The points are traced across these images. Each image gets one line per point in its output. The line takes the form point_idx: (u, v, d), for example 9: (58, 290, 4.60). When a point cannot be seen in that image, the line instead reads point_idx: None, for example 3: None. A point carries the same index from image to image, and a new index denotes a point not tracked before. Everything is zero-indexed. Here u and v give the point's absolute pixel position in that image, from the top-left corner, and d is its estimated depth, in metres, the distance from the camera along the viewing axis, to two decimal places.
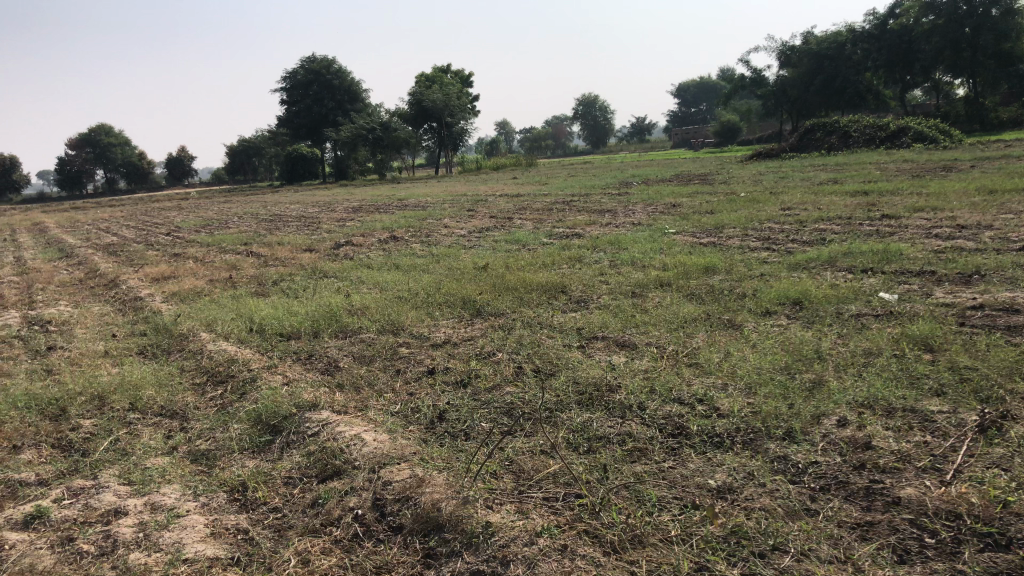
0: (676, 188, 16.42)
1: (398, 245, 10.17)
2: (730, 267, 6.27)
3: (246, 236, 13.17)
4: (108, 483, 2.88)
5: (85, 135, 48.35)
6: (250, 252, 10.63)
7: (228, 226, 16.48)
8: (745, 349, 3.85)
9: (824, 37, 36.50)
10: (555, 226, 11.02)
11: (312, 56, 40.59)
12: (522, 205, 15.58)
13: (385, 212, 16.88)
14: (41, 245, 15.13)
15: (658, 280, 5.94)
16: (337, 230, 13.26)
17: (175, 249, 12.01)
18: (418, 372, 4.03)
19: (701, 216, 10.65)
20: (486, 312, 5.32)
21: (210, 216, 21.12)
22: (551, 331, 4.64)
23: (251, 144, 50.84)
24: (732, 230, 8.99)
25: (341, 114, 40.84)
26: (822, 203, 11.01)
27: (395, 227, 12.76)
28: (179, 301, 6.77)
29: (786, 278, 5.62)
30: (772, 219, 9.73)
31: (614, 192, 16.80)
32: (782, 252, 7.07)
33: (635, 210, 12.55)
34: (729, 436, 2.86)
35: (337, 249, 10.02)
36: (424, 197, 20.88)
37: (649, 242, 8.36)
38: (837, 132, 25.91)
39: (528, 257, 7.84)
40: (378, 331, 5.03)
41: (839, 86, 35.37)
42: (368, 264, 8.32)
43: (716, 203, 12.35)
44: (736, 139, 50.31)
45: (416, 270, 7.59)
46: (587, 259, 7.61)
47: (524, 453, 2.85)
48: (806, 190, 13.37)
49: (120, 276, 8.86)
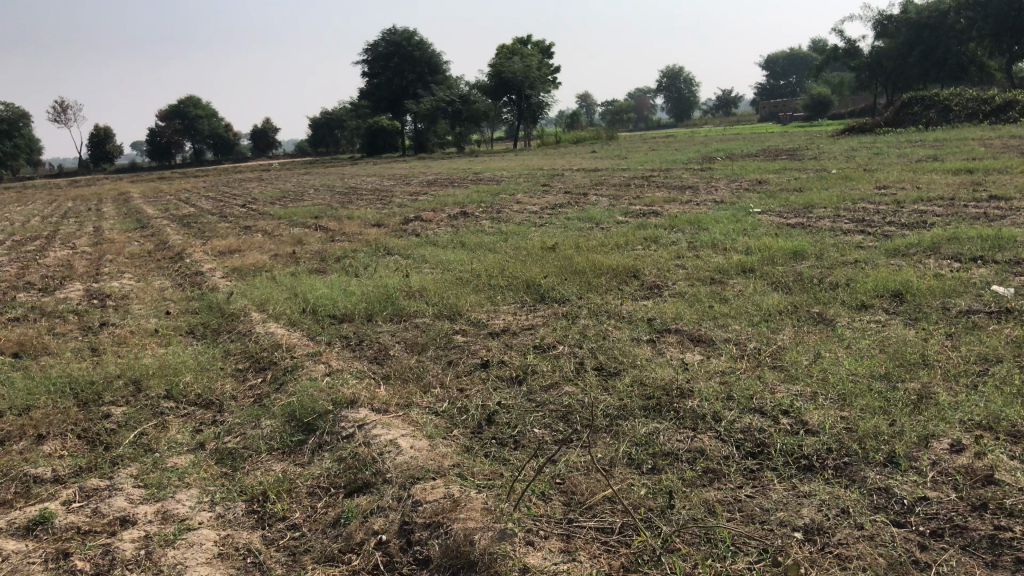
0: (762, 164, 15.69)
1: (468, 221, 9.88)
2: (820, 252, 5.75)
3: (317, 210, 13.10)
4: (124, 486, 2.63)
5: (175, 106, 49.18)
6: (319, 226, 10.50)
7: (302, 198, 16.51)
8: (836, 350, 3.40)
9: (925, 6, 34.62)
10: (632, 203, 10.56)
11: (392, 28, 40.64)
12: (599, 180, 15.11)
13: (459, 186, 16.63)
14: (122, 216, 15.40)
15: (739, 265, 5.48)
16: (410, 204, 13.05)
17: (247, 221, 11.99)
18: (472, 366, 3.70)
19: (788, 195, 10.05)
20: (551, 299, 4.96)
21: (287, 188, 21.28)
22: (618, 322, 4.26)
23: (333, 116, 51.27)
24: (822, 210, 8.39)
25: (422, 87, 40.80)
26: (921, 182, 10.28)
27: (466, 202, 12.47)
28: (238, 277, 6.61)
29: (883, 266, 5.09)
30: (866, 198, 9.09)
31: (696, 167, 16.18)
32: (879, 235, 6.49)
33: (717, 187, 11.98)
34: (818, 458, 2.44)
35: (406, 225, 9.79)
36: (500, 171, 20.55)
37: (731, 222, 7.85)
38: (937, 106, 24.51)
39: (601, 237, 7.44)
40: (435, 316, 4.73)
41: (939, 57, 33.45)
42: (435, 241, 8.05)
43: (804, 181, 11.68)
44: (827, 113, 48.40)
45: (483, 249, 7.26)
46: (663, 239, 7.16)
47: (578, 470, 2.49)
48: (904, 167, 12.56)
49: (187, 249, 8.81)
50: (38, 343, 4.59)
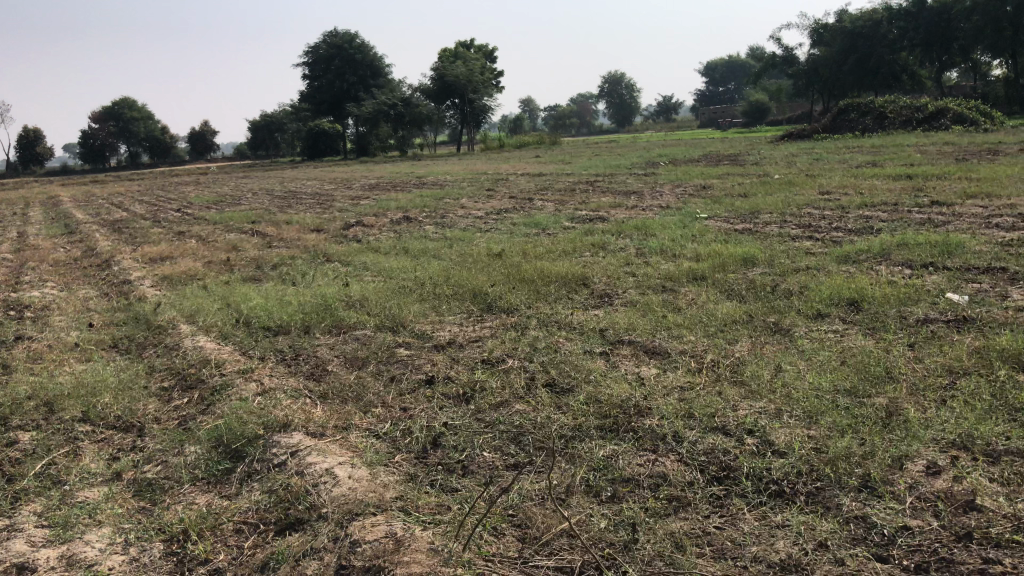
0: (706, 168, 15.74)
1: (411, 226, 9.62)
2: (771, 258, 5.66)
3: (254, 214, 12.69)
4: (26, 526, 2.35)
5: (108, 108, 47.84)
6: (256, 232, 10.14)
7: (240, 203, 16.05)
8: (797, 363, 3.27)
9: (859, 15, 35.42)
10: (578, 208, 10.43)
11: (334, 30, 40.16)
12: (544, 184, 14.97)
13: (401, 190, 16.32)
14: (49, 220, 14.78)
15: (690, 273, 5.35)
16: (351, 208, 12.73)
17: (181, 227, 11.54)
18: (416, 383, 3.47)
19: (733, 200, 10.02)
20: (498, 309, 4.76)
21: (224, 192, 20.75)
22: (570, 333, 4.08)
23: (274, 119, 50.40)
24: (769, 216, 8.34)
25: (364, 90, 40.33)
26: (863, 187, 10.34)
27: (410, 207, 12.21)
28: (168, 286, 6.27)
29: (835, 273, 5.01)
30: (810, 203, 9.09)
31: (640, 172, 16.16)
32: (827, 241, 6.44)
33: (662, 192, 11.93)
34: (788, 483, 2.28)
35: (346, 230, 9.51)
36: (444, 176, 20.31)
37: (678, 228, 7.75)
38: (873, 113, 24.99)
39: (548, 243, 7.27)
40: (376, 327, 4.49)
41: (873, 65, 34.23)
42: (377, 248, 7.79)
43: (748, 185, 11.69)
44: (766, 119, 49.15)
45: (427, 255, 7.04)
46: (611, 245, 7.02)
47: (532, 500, 2.29)
48: (844, 173, 12.67)
49: (115, 256, 8.40)
50: None
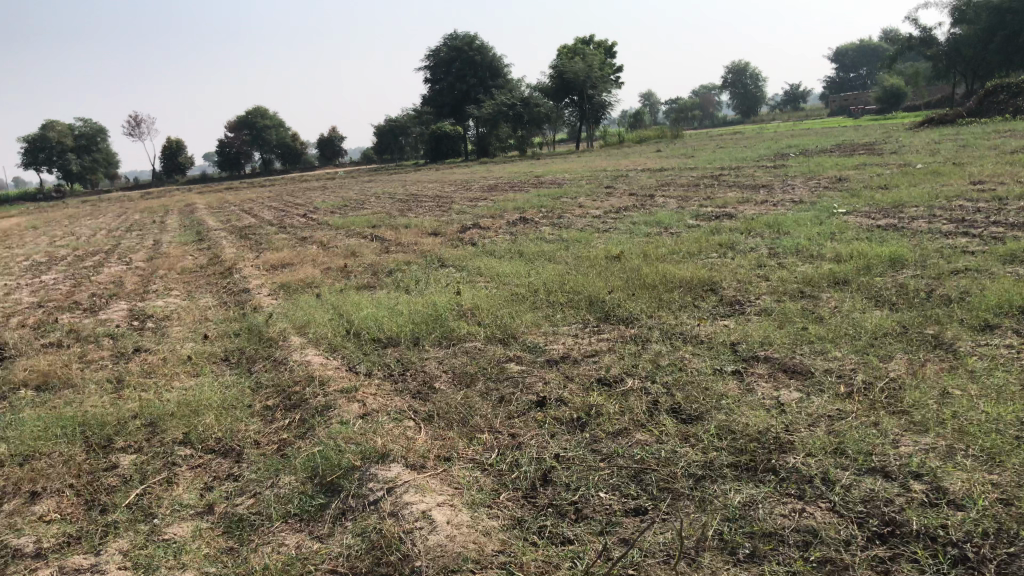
0: (839, 159, 14.84)
1: (528, 228, 9.39)
2: (922, 258, 5.09)
3: (375, 218, 12.77)
4: (110, 568, 2.19)
5: (243, 117, 50.11)
6: (375, 236, 10.15)
7: (363, 207, 16.28)
8: (967, 387, 2.80)
9: None
10: (702, 205, 9.93)
11: (454, 34, 40.66)
12: (666, 181, 14.45)
13: (519, 190, 16.13)
14: (184, 228, 15.39)
15: (830, 276, 4.85)
16: (469, 210, 12.62)
17: (303, 232, 11.70)
18: (526, 405, 3.19)
19: (872, 193, 9.30)
20: (617, 318, 4.42)
21: (349, 196, 21.16)
22: (696, 347, 3.71)
23: (397, 123, 51.40)
24: (915, 209, 7.65)
25: (483, 91, 40.55)
26: (1022, 175, 9.42)
27: (528, 207, 11.99)
28: (284, 295, 6.24)
29: (1002, 275, 4.42)
30: (961, 195, 8.31)
31: (768, 165, 15.40)
32: (987, 237, 5.78)
33: (793, 186, 11.25)
34: (973, 547, 1.87)
35: (463, 233, 9.37)
36: (563, 174, 20.04)
37: (813, 224, 7.19)
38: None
39: (671, 243, 6.87)
40: (488, 339, 4.25)
41: (1023, 43, 31.76)
42: (493, 251, 7.59)
43: (888, 177, 10.87)
44: (903, 105, 46.52)
45: (543, 259, 6.77)
46: (739, 245, 6.56)
47: (655, 558, 1.96)
48: (997, 159, 11.64)
49: (238, 263, 8.52)
50: (61, 373, 4.23)
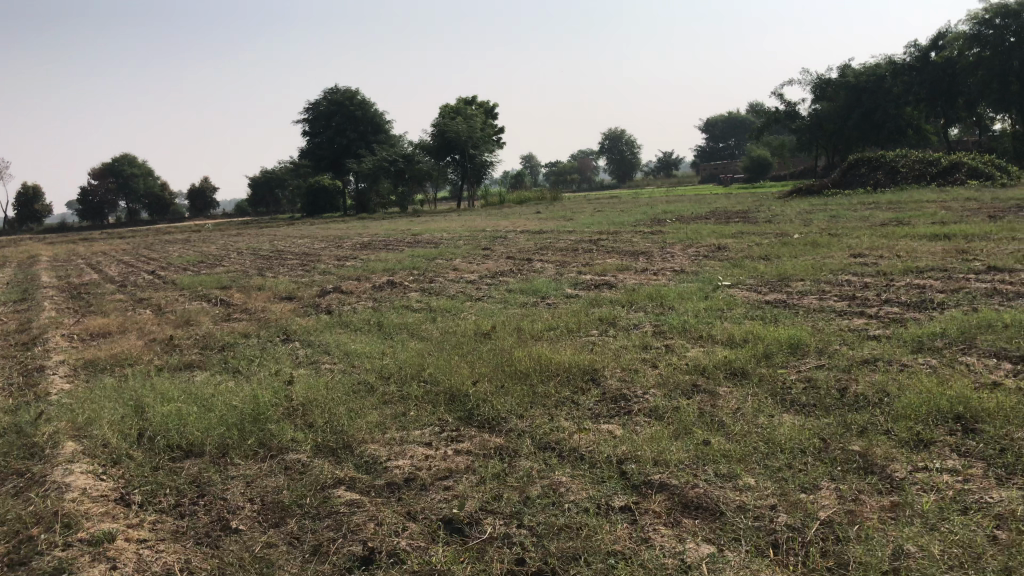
0: (716, 227, 14.73)
1: (394, 293, 8.54)
2: (824, 345, 4.55)
3: (228, 278, 11.63)
4: None
5: (109, 165, 46.59)
6: (222, 300, 9.05)
7: (220, 264, 15.02)
8: (925, 544, 2.12)
9: (861, 71, 35.24)
10: (581, 272, 9.37)
11: (334, 88, 39.69)
12: (544, 244, 13.93)
13: (392, 249, 15.29)
14: (12, 284, 13.68)
15: (726, 366, 4.20)
16: (335, 270, 11.68)
17: (144, 293, 10.44)
18: (346, 566, 2.32)
19: (755, 263, 8.97)
20: (480, 421, 3.60)
21: (209, 251, 19.73)
22: (577, 466, 2.93)
23: (273, 175, 49.71)
24: (801, 283, 7.25)
25: (364, 146, 39.60)
26: (899, 247, 9.36)
27: (397, 269, 11.17)
28: (85, 379, 5.12)
29: (917, 371, 3.86)
30: (845, 268, 8.02)
31: (646, 230, 15.14)
32: (886, 319, 5.34)
33: (672, 253, 10.88)
34: None
35: (322, 298, 8.43)
36: (440, 233, 19.40)
37: (698, 298, 6.67)
38: (884, 167, 24.13)
39: (548, 317, 6.15)
40: (316, 450, 3.35)
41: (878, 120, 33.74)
42: (349, 322, 6.68)
43: (767, 246, 10.64)
44: (769, 175, 48.60)
45: (403, 333, 5.91)
46: (621, 321, 5.91)
47: None
48: (871, 231, 11.67)
49: (50, 332, 7.27)
50: None
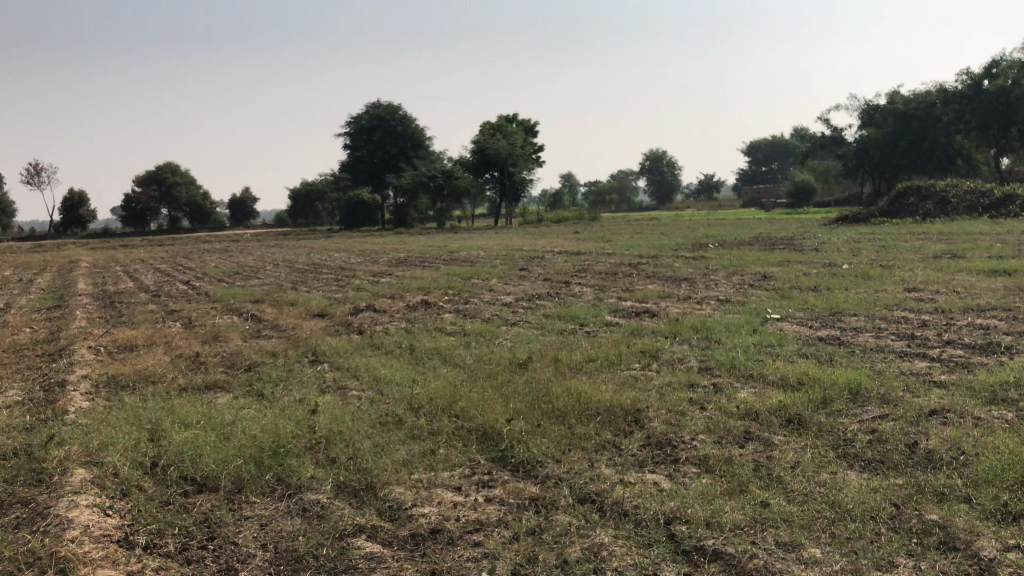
0: (760, 253, 14.39)
1: (428, 314, 8.34)
2: (887, 391, 4.22)
3: (263, 291, 11.53)
4: None
5: (154, 173, 47.06)
6: (254, 315, 8.90)
7: (257, 276, 14.97)
8: None
9: (911, 98, 34.49)
10: (621, 298, 9.09)
11: (377, 102, 39.83)
12: (583, 265, 13.68)
13: (429, 266, 15.14)
14: (50, 290, 13.72)
15: (780, 412, 3.89)
16: (370, 287, 11.53)
17: (177, 304, 10.36)
18: None
19: (803, 295, 8.63)
20: (514, 464, 3.34)
21: (247, 262, 19.74)
22: (620, 525, 2.65)
23: (315, 188, 50.01)
24: (854, 319, 6.91)
25: (405, 161, 39.64)
26: (957, 283, 8.97)
27: (432, 288, 10.98)
28: (107, 397, 4.95)
29: (992, 427, 3.52)
30: (899, 303, 7.66)
31: (687, 255, 14.85)
32: (950, 363, 4.98)
33: (715, 281, 10.57)
34: None
35: (354, 317, 8.24)
36: (478, 251, 19.27)
37: (744, 331, 6.37)
38: (932, 197, 23.53)
39: (588, 347, 5.88)
40: (337, 492, 3.11)
41: (926, 148, 32.62)
42: (380, 344, 6.47)
43: (814, 277, 10.28)
44: (811, 201, 47.85)
45: (435, 359, 5.68)
46: (664, 353, 5.63)
47: None
48: (925, 264, 11.24)
49: (81, 343, 7.15)
50: None
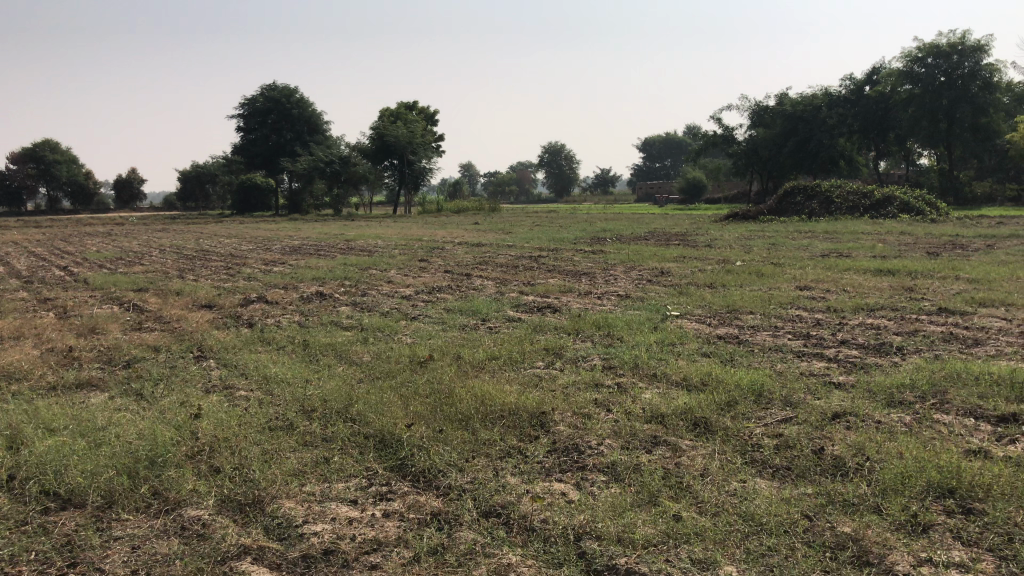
0: (657, 249, 14.54)
1: (322, 307, 8.01)
2: (791, 392, 4.22)
3: (146, 279, 10.91)
4: None
5: (29, 150, 44.24)
6: (135, 305, 8.37)
7: (141, 262, 14.20)
8: None
9: (799, 100, 35.32)
10: (523, 292, 8.99)
11: (272, 84, 38.66)
12: (483, 258, 13.53)
13: (323, 255, 14.67)
14: None
15: (687, 415, 3.82)
16: (261, 276, 11.06)
17: (50, 292, 9.67)
18: None
19: (701, 291, 8.73)
20: (415, 474, 3.16)
21: (129, 247, 18.74)
22: (526, 545, 2.50)
23: (205, 171, 48.16)
24: (751, 317, 6.97)
25: (300, 145, 38.58)
26: (845, 282, 9.27)
27: (327, 279, 10.62)
28: None
29: (893, 431, 3.53)
30: (793, 302, 7.80)
31: (586, 248, 14.92)
32: (845, 363, 5.05)
33: (614, 275, 10.58)
34: None
35: (244, 310, 7.84)
36: (377, 240, 18.88)
37: (646, 329, 6.34)
38: (816, 197, 24.41)
39: (489, 344, 5.71)
40: (219, 508, 2.86)
41: (812, 149, 33.86)
42: (271, 339, 6.15)
43: (711, 273, 10.45)
44: (703, 197, 49.17)
45: (329, 356, 5.41)
46: (568, 351, 5.54)
47: None
48: (815, 262, 11.61)
49: None
50: None
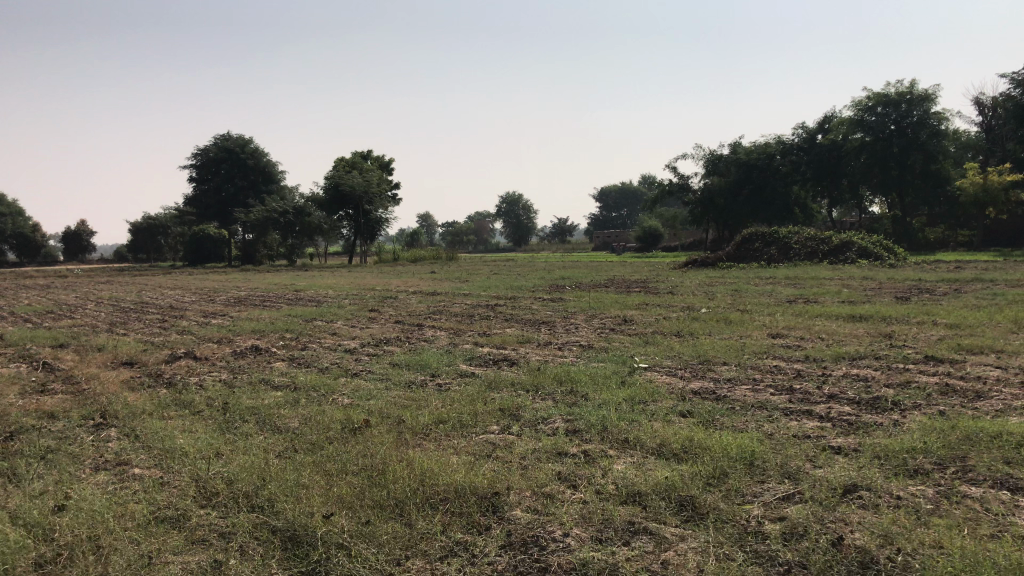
0: (618, 296, 14.03)
1: (255, 363, 7.23)
2: (789, 460, 3.59)
3: (70, 334, 10.05)
4: None
5: None
6: (48, 363, 7.53)
7: (71, 316, 13.31)
8: None
9: (752, 149, 35.57)
10: (477, 343, 8.34)
11: (225, 134, 38.02)
12: (436, 307, 12.86)
13: (268, 307, 13.84)
14: None
15: (670, 493, 3.16)
16: (197, 330, 10.26)
17: None
18: None
19: (667, 340, 8.16)
20: None
21: (65, 300, 17.81)
22: None
23: (157, 222, 47.13)
24: (726, 369, 6.36)
25: (253, 195, 37.86)
26: (819, 328, 8.77)
27: (267, 331, 9.86)
28: None
29: (920, 512, 2.89)
30: (768, 351, 7.23)
31: (545, 296, 14.40)
32: (843, 422, 4.42)
33: (575, 324, 9.96)
34: None
35: (167, 367, 7.06)
36: (327, 289, 18.15)
37: (612, 383, 5.70)
38: (776, 243, 24.14)
39: (437, 405, 5.01)
40: None
41: (767, 196, 34.06)
42: (189, 402, 5.39)
43: (676, 321, 9.90)
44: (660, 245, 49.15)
45: (250, 422, 4.65)
46: (525, 411, 4.86)
47: None
48: (783, 308, 11.15)
49: None
50: None
